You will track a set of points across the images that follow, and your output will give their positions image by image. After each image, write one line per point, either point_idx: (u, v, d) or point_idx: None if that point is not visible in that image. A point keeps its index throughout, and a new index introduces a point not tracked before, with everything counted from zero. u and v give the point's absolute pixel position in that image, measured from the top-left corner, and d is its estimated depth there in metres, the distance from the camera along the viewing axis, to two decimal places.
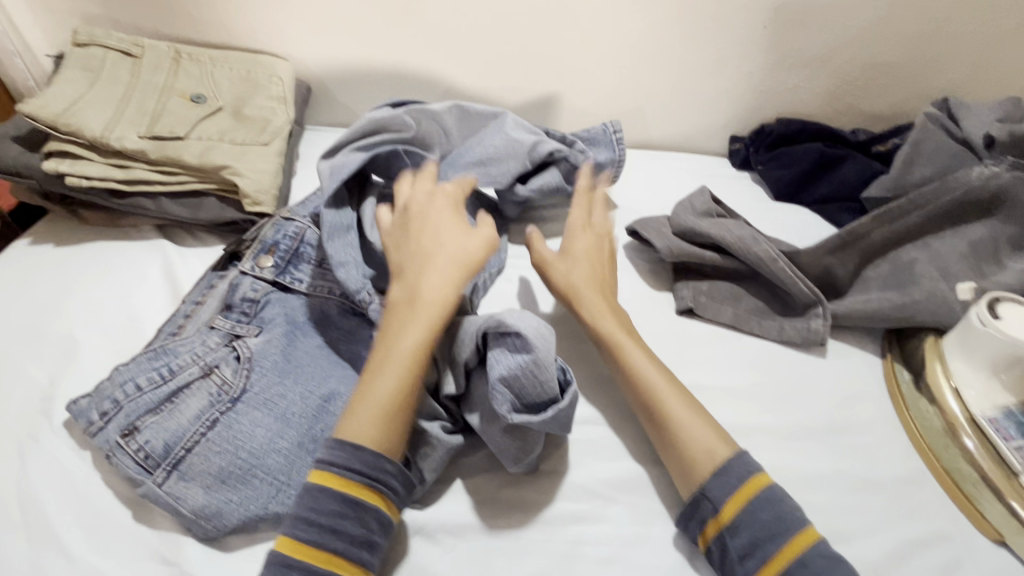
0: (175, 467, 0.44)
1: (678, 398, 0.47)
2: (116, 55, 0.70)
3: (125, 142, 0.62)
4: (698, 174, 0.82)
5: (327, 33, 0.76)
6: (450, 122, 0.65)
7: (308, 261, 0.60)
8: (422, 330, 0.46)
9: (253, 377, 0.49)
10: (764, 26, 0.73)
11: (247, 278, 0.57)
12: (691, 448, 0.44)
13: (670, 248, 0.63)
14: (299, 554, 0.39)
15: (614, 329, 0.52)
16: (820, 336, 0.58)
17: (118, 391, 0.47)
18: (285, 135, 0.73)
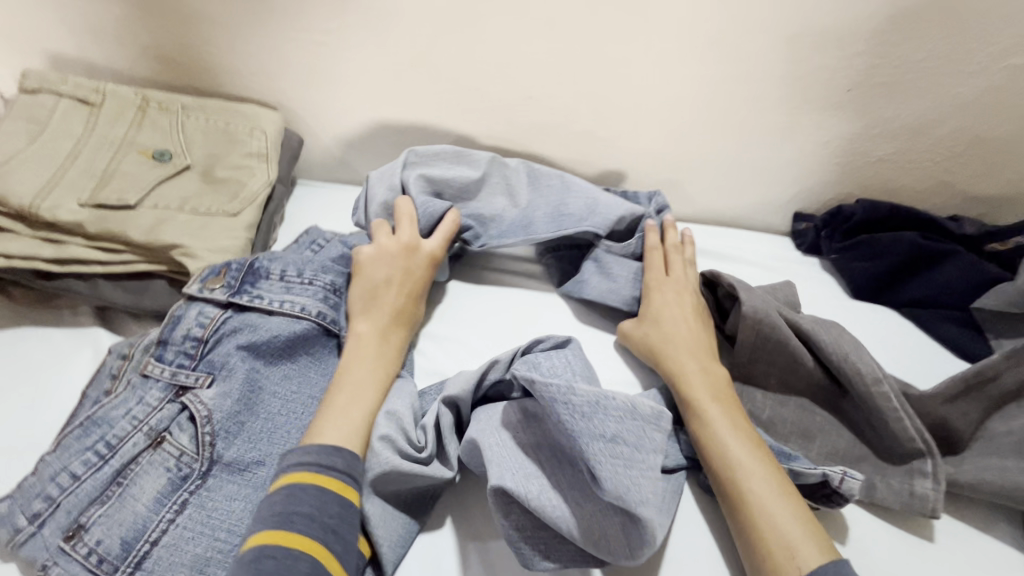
0: (138, 567, 0.38)
1: (761, 472, 0.42)
2: (70, 102, 0.59)
3: (58, 214, 0.51)
4: (754, 259, 0.68)
5: (321, 81, 0.66)
6: (514, 179, 0.64)
7: (267, 277, 0.52)
8: (374, 370, 0.48)
9: (221, 444, 0.43)
10: (848, 88, 0.59)
11: (192, 307, 0.49)
12: (768, 541, 0.39)
13: (750, 317, 0.50)
14: (301, 545, 0.37)
15: (696, 380, 0.49)
16: (930, 506, 0.43)
17: (52, 487, 0.40)
18: (262, 203, 0.61)
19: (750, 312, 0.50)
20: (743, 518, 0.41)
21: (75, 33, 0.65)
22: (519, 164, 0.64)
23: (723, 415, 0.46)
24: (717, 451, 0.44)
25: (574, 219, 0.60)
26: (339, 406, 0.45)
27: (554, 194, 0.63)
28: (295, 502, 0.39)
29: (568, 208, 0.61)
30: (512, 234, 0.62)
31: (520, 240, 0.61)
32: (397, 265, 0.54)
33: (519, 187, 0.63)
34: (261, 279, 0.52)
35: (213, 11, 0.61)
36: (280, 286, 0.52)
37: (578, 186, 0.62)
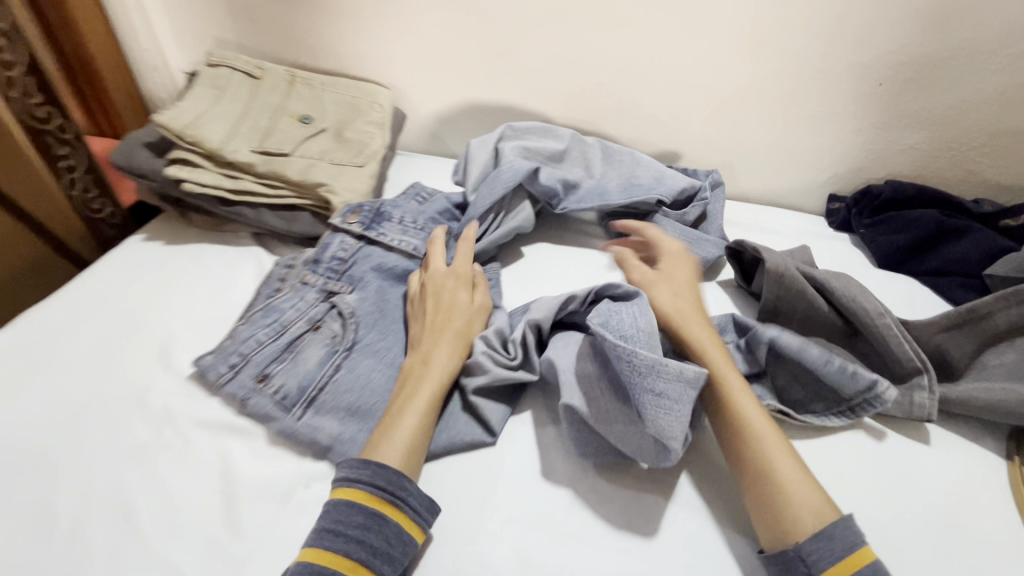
0: (309, 404, 0.50)
1: (785, 454, 0.46)
2: (241, 76, 0.76)
3: (238, 155, 0.67)
4: (791, 230, 0.77)
5: (428, 67, 0.80)
6: (590, 155, 0.76)
7: (389, 220, 0.67)
8: (445, 350, 0.53)
9: (360, 331, 0.57)
10: (880, 83, 0.69)
11: (335, 238, 0.64)
12: (794, 503, 0.43)
13: (775, 269, 0.60)
14: (331, 564, 0.39)
15: (712, 358, 0.52)
16: (926, 411, 0.52)
17: (244, 347, 0.54)
18: (379, 159, 0.76)
19: (772, 266, 0.60)
20: (767, 488, 0.44)
21: (238, 23, 0.82)
22: (594, 142, 0.77)
23: (752, 404, 0.49)
24: (739, 429, 0.48)
25: (641, 186, 0.72)
26: (437, 348, 0.53)
27: (623, 169, 0.75)
28: (328, 517, 0.42)
29: (636, 178, 0.73)
30: (589, 199, 0.72)
31: (595, 203, 0.72)
32: (449, 291, 0.58)
33: (596, 161, 0.76)
34: (386, 220, 0.67)
35: (350, 7, 0.76)
36: (398, 228, 0.67)
37: (644, 163, 0.74)
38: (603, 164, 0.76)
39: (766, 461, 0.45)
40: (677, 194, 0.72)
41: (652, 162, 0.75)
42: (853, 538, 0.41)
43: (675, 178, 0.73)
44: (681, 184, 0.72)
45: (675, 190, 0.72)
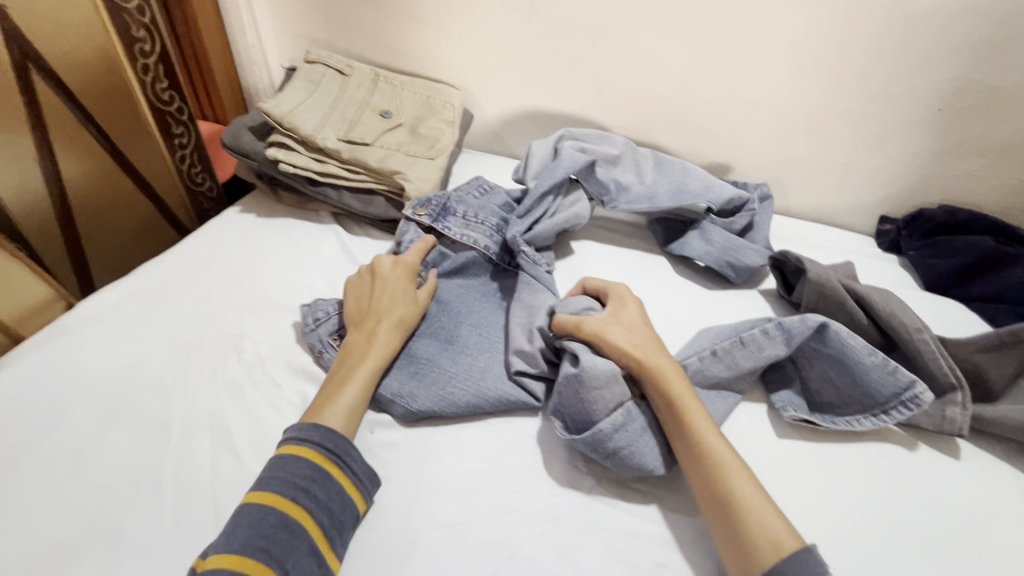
0: None
1: (749, 483, 0.45)
2: (333, 73, 0.85)
3: (327, 142, 0.75)
4: (839, 247, 0.79)
5: (498, 72, 0.87)
6: (644, 164, 0.81)
7: (454, 214, 0.71)
8: (387, 326, 0.56)
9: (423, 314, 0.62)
10: (939, 108, 0.70)
11: (410, 226, 0.71)
12: (757, 534, 0.42)
13: (820, 279, 0.62)
14: (278, 507, 0.43)
15: (673, 380, 0.51)
16: (956, 426, 0.53)
17: (329, 307, 0.61)
18: (448, 153, 0.83)
19: (815, 276, 0.62)
20: (731, 517, 0.44)
21: (332, 26, 0.92)
22: (648, 154, 0.81)
23: (714, 430, 0.49)
24: (704, 459, 0.47)
25: (692, 193, 0.75)
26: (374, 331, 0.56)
27: (674, 177, 0.79)
28: (278, 468, 0.45)
29: (686, 186, 0.77)
30: (639, 201, 0.77)
31: (647, 206, 0.76)
32: (389, 285, 0.60)
33: (649, 169, 0.80)
34: (451, 215, 0.71)
35: (433, 16, 0.84)
36: (461, 222, 0.71)
37: (695, 174, 0.78)
38: (656, 171, 0.80)
39: (730, 489, 0.45)
40: (727, 204, 0.75)
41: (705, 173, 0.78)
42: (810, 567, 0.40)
43: (726, 189, 0.76)
44: (732, 195, 0.75)
45: (725, 200, 0.75)
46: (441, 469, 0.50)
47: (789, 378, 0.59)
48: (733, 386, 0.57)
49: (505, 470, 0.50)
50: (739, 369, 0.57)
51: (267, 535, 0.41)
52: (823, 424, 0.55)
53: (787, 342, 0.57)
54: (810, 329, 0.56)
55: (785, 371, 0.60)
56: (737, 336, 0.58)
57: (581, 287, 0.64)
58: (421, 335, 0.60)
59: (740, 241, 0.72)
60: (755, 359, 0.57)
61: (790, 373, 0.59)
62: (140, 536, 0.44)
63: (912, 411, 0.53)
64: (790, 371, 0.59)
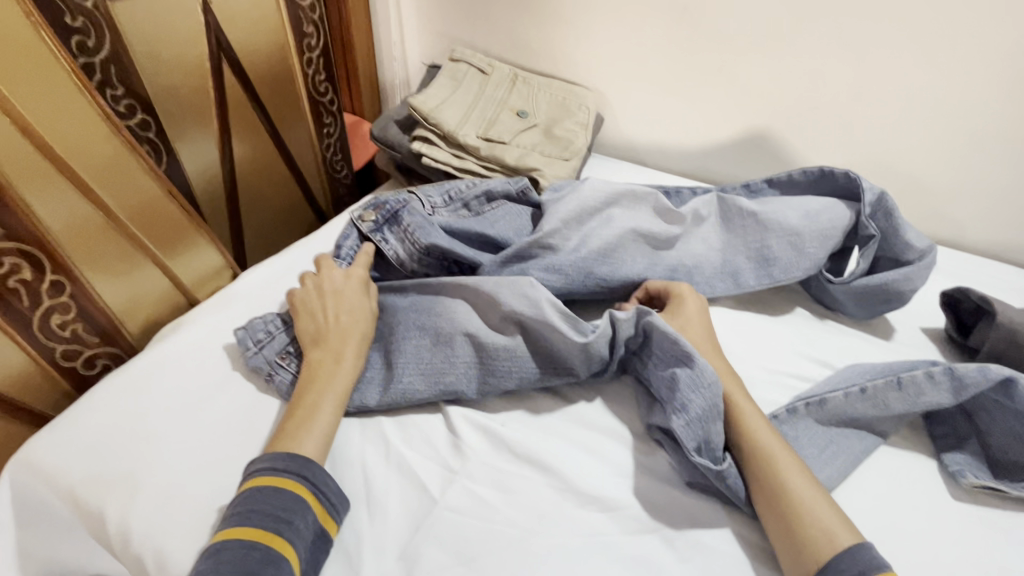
0: None
1: (798, 469, 0.46)
2: (473, 71, 0.87)
3: (467, 139, 0.77)
4: (1019, 288, 0.69)
5: (638, 76, 0.85)
6: (744, 219, 0.67)
7: (401, 224, 0.67)
8: (348, 362, 0.53)
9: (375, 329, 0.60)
10: None
11: (355, 232, 0.68)
12: (811, 527, 0.43)
13: (1012, 322, 0.55)
14: (255, 539, 0.41)
15: (726, 380, 0.53)
16: None
17: (271, 325, 0.57)
18: (582, 156, 0.82)
19: (1007, 321, 0.55)
20: (779, 500, 0.45)
21: (475, 26, 0.94)
22: (747, 210, 0.67)
23: (768, 429, 0.49)
24: (754, 455, 0.47)
25: (780, 264, 0.64)
26: (330, 360, 0.53)
27: (778, 237, 0.65)
28: (253, 501, 0.43)
29: (804, 249, 0.64)
30: (754, 271, 0.65)
31: (729, 289, 0.65)
32: (346, 303, 0.58)
33: (753, 226, 0.66)
34: (399, 224, 0.67)
35: (579, 18, 0.83)
36: (404, 233, 0.66)
37: (814, 230, 0.64)
38: (738, 224, 0.67)
39: (779, 479, 0.45)
40: (833, 247, 0.65)
41: (800, 216, 0.65)
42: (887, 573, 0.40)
43: (826, 246, 0.64)
44: (855, 216, 0.65)
45: (825, 241, 0.64)
46: (579, 475, 0.49)
47: (962, 428, 0.53)
48: (874, 428, 0.53)
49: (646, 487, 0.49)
50: (889, 411, 0.53)
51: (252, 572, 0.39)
52: (1010, 491, 0.49)
53: (955, 393, 0.52)
54: (989, 380, 0.51)
55: (962, 420, 0.53)
56: (894, 376, 0.53)
57: (643, 288, 0.63)
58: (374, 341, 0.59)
59: (898, 277, 0.61)
60: (916, 406, 0.53)
61: (963, 422, 0.53)
62: None
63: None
64: (965, 420, 0.53)
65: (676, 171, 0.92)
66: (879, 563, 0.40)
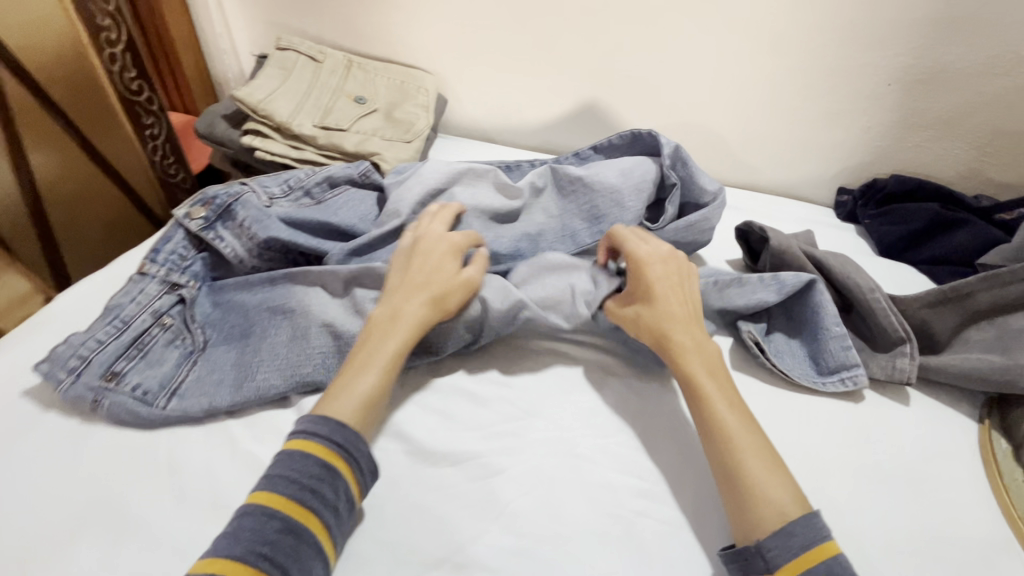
0: (172, 394, 0.53)
1: (750, 430, 0.49)
2: (305, 59, 0.85)
3: (302, 128, 0.76)
4: (799, 218, 0.83)
5: (470, 56, 0.88)
6: (570, 183, 0.72)
7: (235, 219, 0.64)
8: (401, 335, 0.53)
9: (210, 332, 0.59)
10: (888, 83, 0.75)
11: (181, 231, 0.63)
12: (762, 502, 0.44)
13: (781, 246, 0.66)
14: (280, 507, 0.42)
15: (689, 357, 0.53)
16: (905, 374, 0.57)
17: (82, 349, 0.52)
18: (425, 137, 0.84)
19: (776, 244, 0.67)
20: (733, 485, 0.46)
21: (301, 13, 0.91)
22: (571, 175, 0.72)
23: (729, 410, 0.50)
24: (713, 433, 0.49)
25: (608, 219, 0.70)
26: (379, 330, 0.53)
27: (601, 194, 0.70)
28: (284, 466, 0.44)
29: (624, 202, 0.70)
30: (587, 229, 0.70)
31: (570, 249, 0.70)
32: (418, 275, 0.57)
33: (578, 188, 0.71)
34: (233, 219, 0.64)
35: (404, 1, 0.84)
36: (239, 229, 0.64)
37: (630, 184, 0.71)
38: (567, 190, 0.72)
39: (737, 463, 0.46)
40: (648, 198, 0.72)
41: (617, 174, 0.72)
42: (815, 532, 0.42)
43: (643, 198, 0.71)
44: (659, 171, 0.73)
45: (641, 194, 0.70)
46: (429, 435, 0.52)
47: (776, 320, 0.65)
48: None
49: (493, 435, 0.52)
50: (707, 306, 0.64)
51: (271, 541, 0.41)
52: (767, 358, 0.60)
53: (774, 293, 0.62)
54: (799, 282, 0.62)
55: (790, 317, 0.65)
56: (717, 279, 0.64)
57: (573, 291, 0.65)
58: (213, 342, 0.58)
59: (699, 218, 0.70)
60: (748, 299, 0.63)
61: (787, 315, 0.65)
62: (143, 512, 0.46)
63: (846, 387, 0.58)
64: (791, 314, 0.64)
65: (523, 146, 0.97)
66: (828, 533, 0.42)
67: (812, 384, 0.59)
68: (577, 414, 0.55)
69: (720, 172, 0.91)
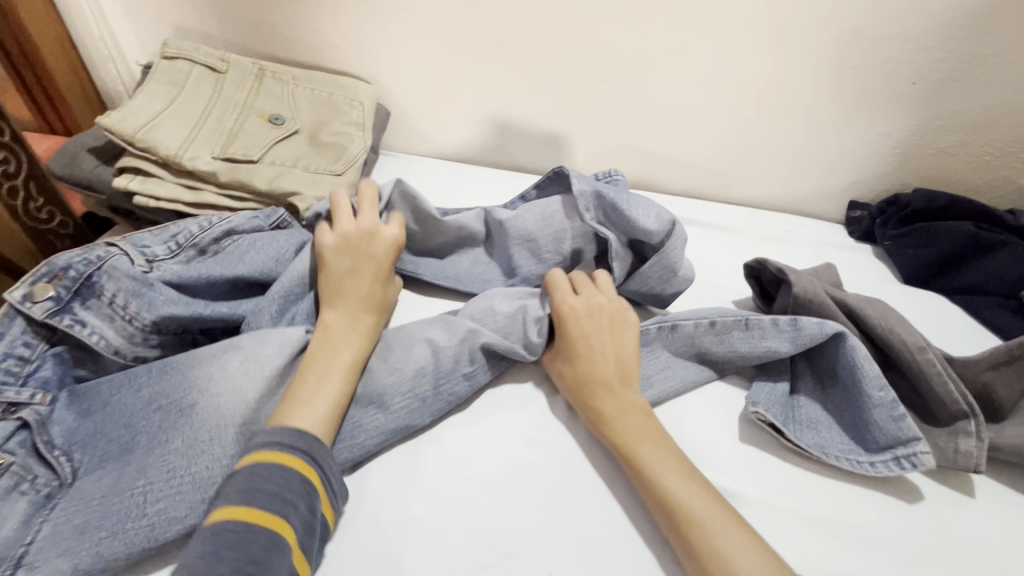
0: (18, 564, 0.37)
1: (697, 492, 0.42)
2: (201, 69, 0.67)
3: (196, 163, 0.59)
4: (810, 241, 0.71)
5: (412, 58, 0.72)
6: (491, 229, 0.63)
7: (101, 296, 0.47)
8: (360, 340, 0.49)
9: (74, 458, 0.43)
10: (913, 81, 0.63)
11: (17, 322, 0.45)
12: (731, 572, 0.38)
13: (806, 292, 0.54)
14: (264, 524, 0.36)
15: (623, 419, 0.47)
16: (973, 462, 0.46)
17: None
18: (360, 164, 0.68)
19: (800, 292, 0.54)
20: (699, 558, 0.40)
21: (198, 11, 0.73)
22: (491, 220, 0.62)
23: (676, 470, 0.44)
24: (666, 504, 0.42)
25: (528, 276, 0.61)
26: (338, 336, 0.48)
27: (517, 247, 0.60)
28: (258, 479, 0.38)
29: (547, 256, 0.60)
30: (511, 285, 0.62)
31: None
32: (364, 275, 0.52)
33: (499, 236, 0.62)
34: (97, 295, 0.47)
35: None
36: (110, 307, 0.47)
37: (551, 235, 0.59)
38: (497, 243, 0.63)
39: (700, 533, 0.40)
40: (578, 249, 0.60)
41: (537, 221, 0.60)
42: None
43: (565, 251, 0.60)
44: (588, 227, 0.59)
45: (561, 245, 0.60)
46: None
47: (802, 380, 0.53)
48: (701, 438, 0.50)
49: None
50: (690, 351, 0.53)
51: (258, 560, 0.35)
52: (788, 438, 0.48)
53: (793, 341, 0.51)
54: (824, 334, 0.50)
55: (823, 375, 0.52)
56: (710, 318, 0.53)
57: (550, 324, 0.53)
58: (81, 473, 0.42)
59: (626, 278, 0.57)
60: (753, 345, 0.52)
61: (815, 373, 0.53)
62: None
63: (902, 471, 0.45)
64: (821, 373, 0.52)
65: (484, 163, 0.82)
66: None
67: (854, 465, 0.47)
68: (565, 551, 0.43)
69: (714, 188, 0.78)
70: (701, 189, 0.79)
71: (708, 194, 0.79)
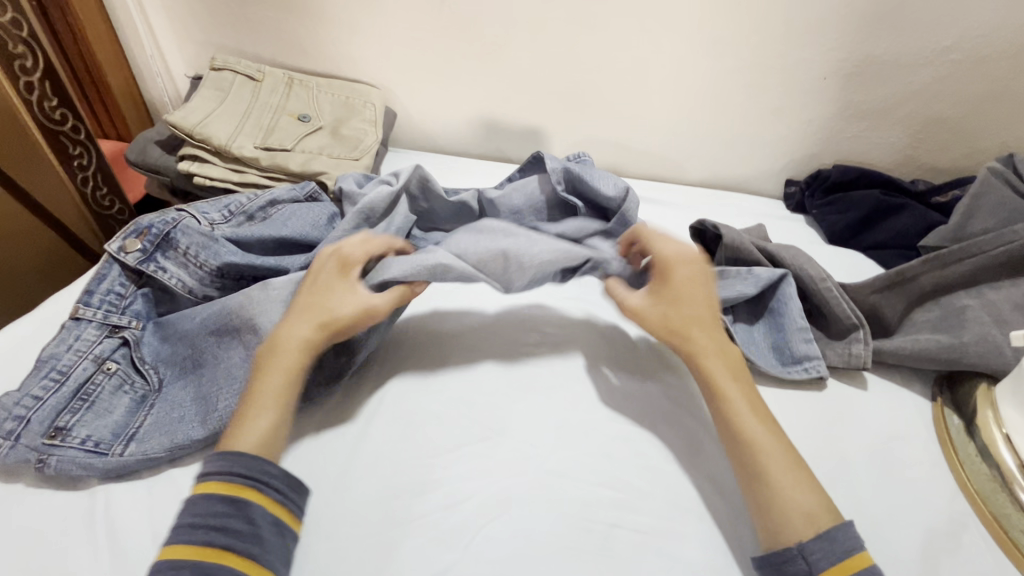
0: (130, 440, 0.49)
1: (771, 435, 0.48)
2: (242, 78, 0.81)
3: (243, 151, 0.73)
4: (752, 212, 0.85)
5: (415, 68, 0.86)
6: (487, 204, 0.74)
7: (176, 249, 0.59)
8: (283, 369, 0.49)
9: (162, 371, 0.55)
10: (824, 77, 0.77)
11: (115, 268, 0.58)
12: (789, 503, 0.44)
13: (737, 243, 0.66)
14: (190, 554, 0.40)
15: (714, 367, 0.52)
16: (861, 360, 0.59)
17: (17, 409, 0.48)
18: (373, 153, 0.82)
19: (730, 241, 0.66)
20: (759, 490, 0.46)
21: (236, 32, 0.88)
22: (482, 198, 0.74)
23: (750, 415, 0.49)
24: (746, 444, 0.48)
25: None
26: (274, 362, 0.49)
27: (505, 217, 0.72)
28: (191, 510, 0.42)
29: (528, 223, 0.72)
30: None
31: None
32: (324, 297, 0.52)
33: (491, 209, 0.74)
34: (173, 248, 0.59)
35: (341, 15, 0.82)
36: (183, 260, 0.59)
37: (530, 206, 0.72)
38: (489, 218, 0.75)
39: (766, 472, 0.46)
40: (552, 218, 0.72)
41: (520, 195, 0.72)
42: (838, 548, 0.41)
43: (543, 218, 0.72)
44: (560, 198, 0.71)
45: (541, 214, 0.72)
46: (390, 465, 0.50)
47: (742, 313, 0.64)
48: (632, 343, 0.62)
49: (454, 461, 0.50)
50: None
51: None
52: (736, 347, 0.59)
53: (756, 284, 0.62)
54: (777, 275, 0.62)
55: (755, 306, 0.65)
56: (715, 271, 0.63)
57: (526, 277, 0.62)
58: (170, 381, 0.54)
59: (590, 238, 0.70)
60: (728, 291, 0.61)
61: (752, 309, 0.64)
62: None
63: (812, 375, 0.58)
64: (755, 308, 0.64)
65: (477, 156, 0.97)
66: (855, 543, 0.42)
67: (778, 371, 0.59)
68: (545, 429, 0.53)
69: (673, 172, 0.92)
70: (661, 173, 0.93)
71: (667, 177, 0.93)
